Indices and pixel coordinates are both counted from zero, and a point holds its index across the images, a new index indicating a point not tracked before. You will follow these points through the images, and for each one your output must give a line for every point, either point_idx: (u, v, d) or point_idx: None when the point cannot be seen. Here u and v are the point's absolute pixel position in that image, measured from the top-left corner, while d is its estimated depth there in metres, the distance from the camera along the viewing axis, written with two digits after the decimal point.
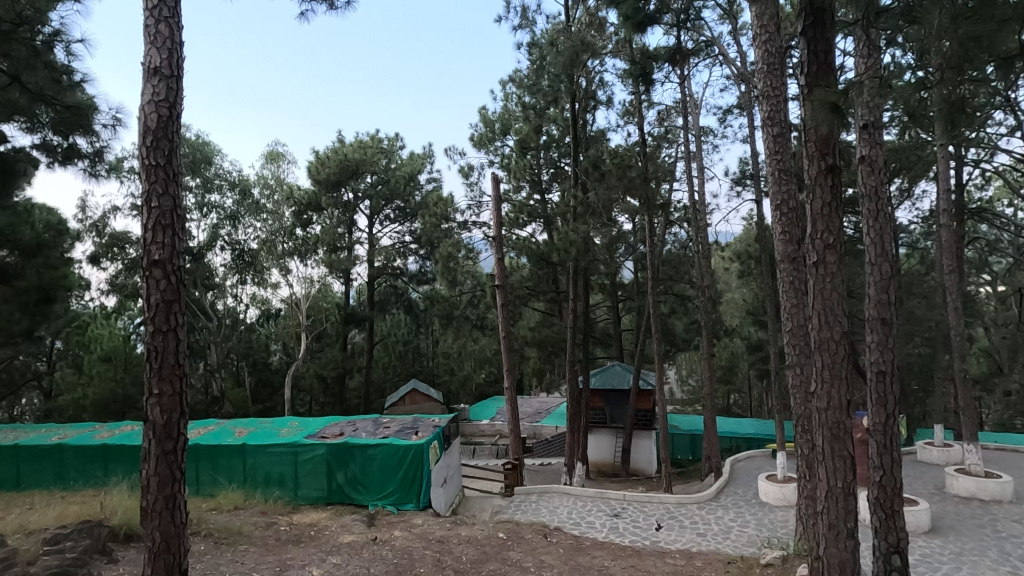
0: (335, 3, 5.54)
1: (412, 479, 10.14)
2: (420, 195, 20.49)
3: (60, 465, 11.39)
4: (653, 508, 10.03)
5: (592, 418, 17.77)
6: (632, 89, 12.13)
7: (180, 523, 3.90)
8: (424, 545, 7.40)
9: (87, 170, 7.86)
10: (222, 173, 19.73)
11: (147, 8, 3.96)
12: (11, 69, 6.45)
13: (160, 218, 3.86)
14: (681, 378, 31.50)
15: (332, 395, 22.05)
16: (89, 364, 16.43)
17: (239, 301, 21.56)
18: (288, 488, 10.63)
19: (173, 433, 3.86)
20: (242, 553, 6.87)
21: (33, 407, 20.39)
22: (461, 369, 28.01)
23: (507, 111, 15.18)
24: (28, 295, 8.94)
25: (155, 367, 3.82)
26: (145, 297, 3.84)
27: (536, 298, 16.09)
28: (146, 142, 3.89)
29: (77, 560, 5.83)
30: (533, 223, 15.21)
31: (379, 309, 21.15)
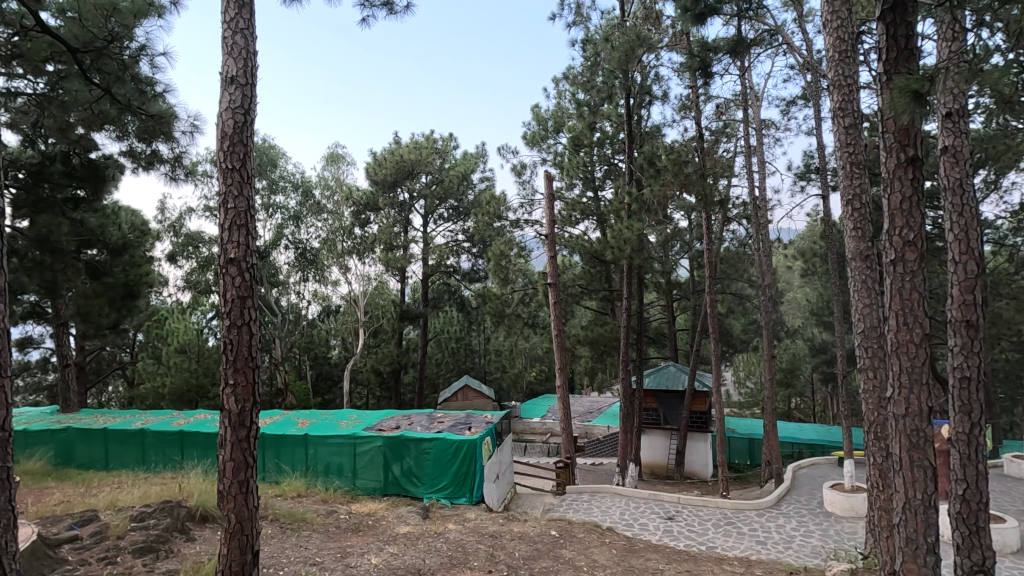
0: (394, 7, 5.68)
1: (466, 473, 10.32)
2: (473, 194, 20.71)
3: (143, 448, 12.29)
4: (709, 513, 9.76)
5: (645, 419, 17.50)
6: (689, 83, 11.76)
7: (252, 507, 4.12)
8: (478, 539, 7.52)
9: (167, 174, 8.45)
10: (286, 175, 20.63)
11: (225, 21, 4.21)
12: (102, 83, 6.91)
13: (235, 218, 4.09)
14: (739, 380, 30.50)
15: (388, 389, 22.73)
16: (166, 356, 17.55)
17: (302, 298, 22.48)
18: (348, 478, 11.03)
19: (246, 421, 4.08)
20: (305, 538, 7.20)
21: (118, 393, 22.06)
22: (512, 367, 28.19)
23: (561, 109, 15.15)
24: (116, 291, 9.69)
25: (230, 359, 4.06)
26: (221, 293, 4.08)
27: (589, 297, 15.95)
28: (223, 147, 4.12)
29: (160, 537, 6.25)
30: (586, 221, 15.08)
31: (433, 306, 21.64)
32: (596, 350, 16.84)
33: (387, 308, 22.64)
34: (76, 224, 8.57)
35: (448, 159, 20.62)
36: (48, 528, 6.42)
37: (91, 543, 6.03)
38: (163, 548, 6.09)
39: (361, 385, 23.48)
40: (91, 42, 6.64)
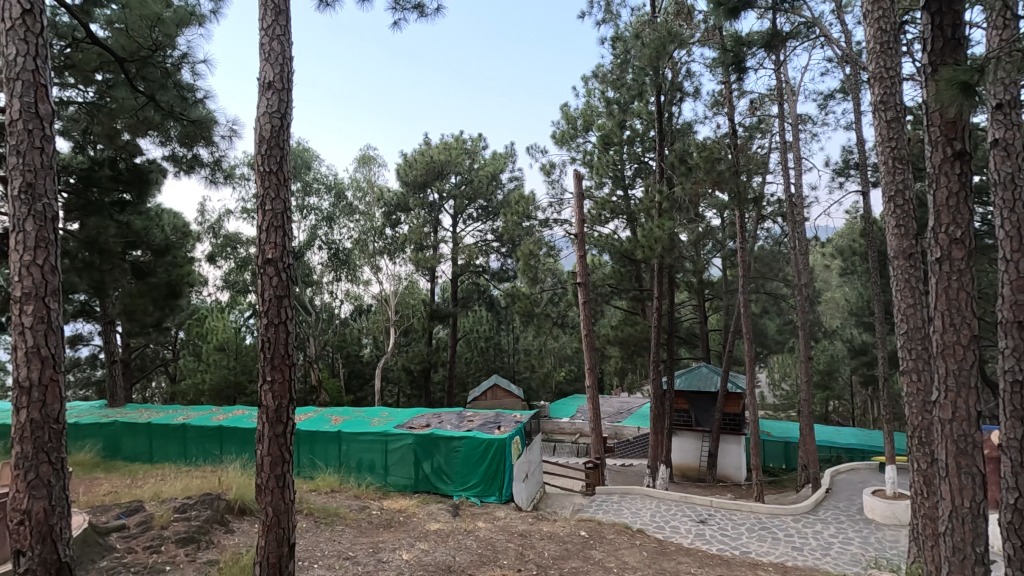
0: (425, 10, 5.75)
1: (495, 472, 10.37)
2: (502, 193, 20.76)
3: (184, 443, 12.74)
4: (742, 517, 9.56)
5: (676, 420, 17.24)
6: (721, 78, 11.54)
7: (288, 500, 4.24)
8: (507, 538, 7.55)
9: (207, 177, 8.74)
10: (319, 177, 21.08)
11: (262, 28, 4.32)
12: (147, 90, 7.26)
13: (272, 220, 4.21)
14: (774, 382, 29.80)
15: (418, 387, 23.00)
16: (206, 353, 18.14)
17: (335, 297, 22.91)
18: (379, 475, 11.21)
19: (283, 417, 4.19)
20: (339, 532, 7.36)
21: (161, 389, 22.92)
22: (541, 366, 28.18)
23: (590, 107, 15.05)
24: (158, 291, 10.09)
25: (268, 357, 4.18)
26: (259, 293, 4.20)
27: (619, 297, 15.81)
28: (260, 151, 4.24)
29: (201, 528, 6.47)
30: (616, 220, 14.93)
31: (462, 305, 21.79)
32: (626, 350, 16.69)
33: (417, 307, 22.90)
34: (123, 226, 8.87)
35: (478, 159, 20.72)
36: (97, 517, 6.71)
37: (138, 532, 6.30)
38: (204, 538, 6.31)
39: (392, 383, 23.82)
40: (137, 52, 6.95)
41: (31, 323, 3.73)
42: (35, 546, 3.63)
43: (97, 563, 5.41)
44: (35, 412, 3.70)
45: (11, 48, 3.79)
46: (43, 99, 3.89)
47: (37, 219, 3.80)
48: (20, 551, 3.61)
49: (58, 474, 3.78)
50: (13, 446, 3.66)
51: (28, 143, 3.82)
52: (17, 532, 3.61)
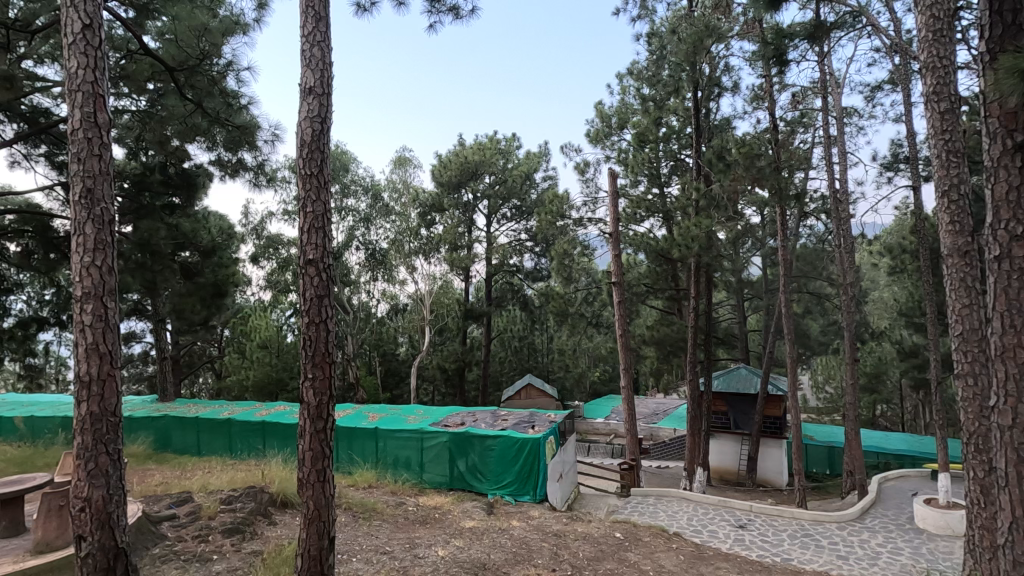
0: (460, 12, 5.80)
1: (530, 472, 10.38)
2: (536, 193, 20.76)
3: (230, 437, 13.22)
4: (784, 523, 9.29)
5: (714, 422, 16.90)
6: (762, 72, 11.23)
7: (329, 495, 4.34)
8: (542, 537, 7.55)
9: (251, 181, 9.04)
10: (357, 179, 21.50)
11: (303, 35, 4.44)
12: (195, 98, 7.62)
13: (313, 221, 4.32)
14: (817, 385, 28.82)
15: (452, 386, 23.21)
16: (250, 351, 18.78)
17: (372, 297, 23.35)
18: (415, 472, 11.38)
19: (323, 414, 4.30)
20: (376, 527, 7.52)
21: (207, 384, 23.82)
22: (575, 366, 28.04)
23: (625, 105, 14.89)
24: (206, 290, 10.45)
25: (309, 354, 4.29)
26: (301, 292, 4.33)
27: (654, 297, 15.58)
28: (302, 154, 4.36)
29: (246, 519, 6.70)
30: (651, 218, 14.71)
31: (496, 305, 21.88)
32: (662, 351, 16.43)
33: (452, 307, 23.13)
34: (173, 228, 9.34)
35: (512, 159, 20.75)
36: (151, 506, 7.05)
37: (187, 521, 6.57)
38: (248, 529, 6.53)
39: (427, 382, 24.13)
40: (186, 61, 7.28)
41: (90, 321, 3.94)
42: (95, 532, 3.84)
43: (150, 549, 5.67)
44: (94, 405, 3.91)
45: (73, 61, 4.02)
46: (101, 109, 4.10)
47: (96, 222, 4.02)
48: (80, 536, 3.84)
49: (115, 464, 3.99)
50: (75, 438, 3.88)
51: (87, 150, 4.03)
52: (78, 519, 3.84)
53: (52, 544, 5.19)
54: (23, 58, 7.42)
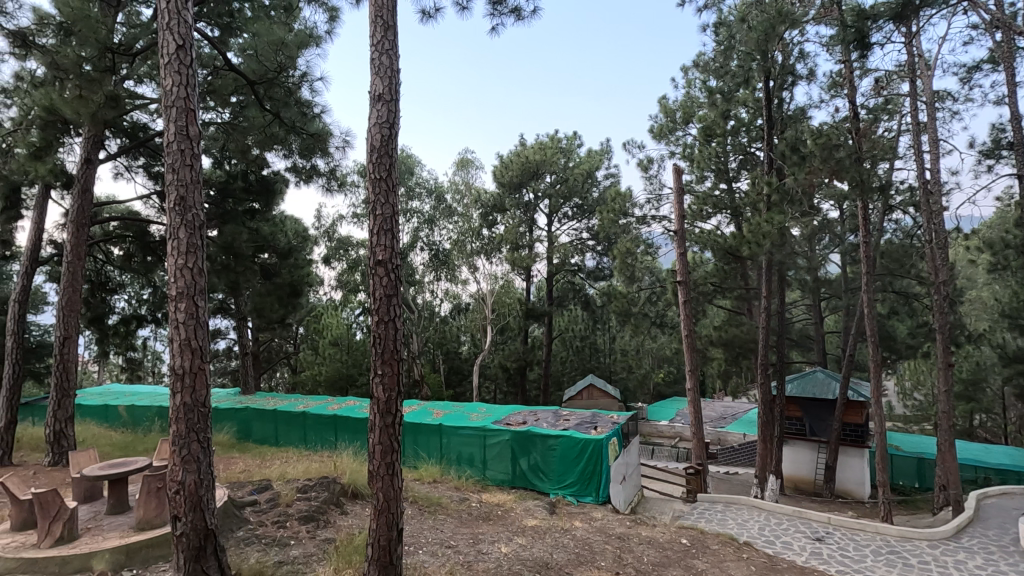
0: (522, 13, 5.83)
1: (592, 473, 10.29)
2: (598, 191, 20.53)
3: (304, 429, 13.94)
4: (867, 538, 8.70)
5: (788, 429, 16.12)
6: (841, 57, 10.55)
7: (397, 488, 4.48)
8: (605, 539, 7.47)
9: (324, 186, 9.50)
10: (421, 182, 22.06)
11: (373, 44, 4.62)
12: (273, 108, 8.12)
13: (382, 223, 4.47)
14: (904, 392, 26.78)
15: (514, 385, 23.36)
16: (322, 347, 19.75)
17: (435, 296, 23.91)
18: (478, 468, 11.55)
19: (392, 409, 4.44)
20: (441, 521, 7.70)
21: (284, 379, 25.22)
22: (639, 367, 27.51)
23: (691, 99, 14.45)
24: (283, 289, 11.10)
25: (378, 351, 4.46)
26: (371, 292, 4.49)
27: (722, 296, 15.00)
28: (372, 159, 4.53)
29: (320, 508, 7.05)
30: (719, 215, 14.17)
31: (558, 304, 21.82)
32: (731, 353, 15.80)
33: (513, 306, 23.30)
34: (253, 232, 10.01)
35: (573, 157, 20.61)
36: (235, 491, 7.57)
37: (267, 507, 6.99)
38: (322, 517, 6.86)
39: (489, 380, 24.41)
40: (265, 74, 7.76)
41: (184, 319, 4.28)
42: (188, 513, 4.17)
43: (235, 532, 6.08)
44: (187, 396, 4.24)
45: (169, 79, 4.37)
46: (193, 122, 4.44)
47: (188, 227, 4.35)
48: (176, 516, 4.18)
49: (205, 451, 4.31)
50: (171, 426, 4.23)
51: (180, 161, 4.37)
52: (174, 500, 4.18)
53: (152, 522, 5.67)
54: (126, 79, 8.17)
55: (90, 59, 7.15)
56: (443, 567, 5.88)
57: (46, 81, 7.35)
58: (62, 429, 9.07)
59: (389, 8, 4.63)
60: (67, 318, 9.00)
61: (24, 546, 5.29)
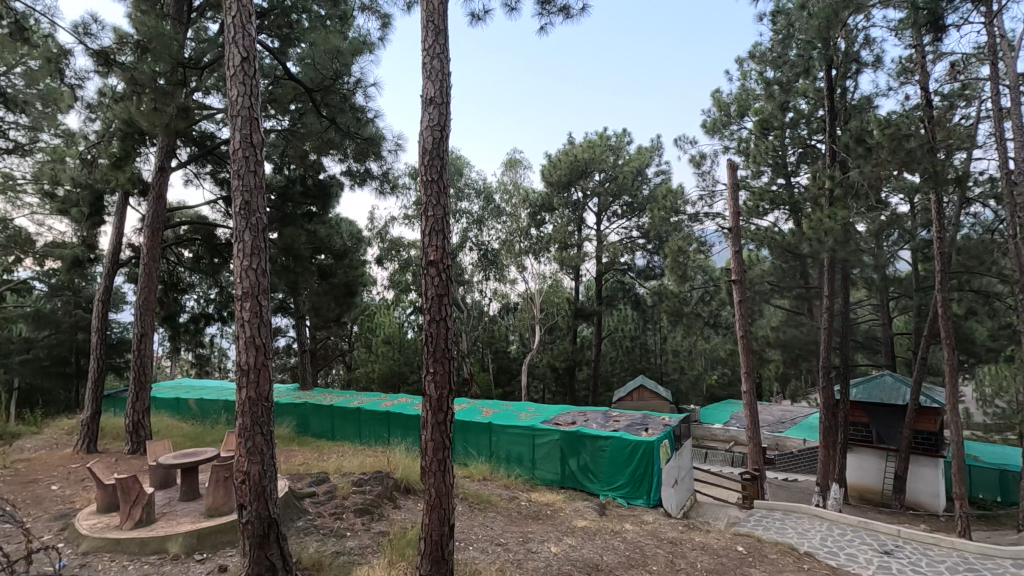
0: (570, 11, 5.80)
1: (643, 475, 10.13)
2: (648, 189, 20.18)
3: (359, 424, 14.39)
4: (941, 553, 8.15)
5: (852, 435, 15.30)
6: (911, 41, 9.94)
7: (449, 484, 4.55)
8: (657, 543, 7.34)
9: (377, 189, 9.77)
10: (470, 183, 22.31)
11: (425, 48, 4.71)
12: (329, 114, 8.42)
13: (433, 224, 4.56)
14: (984, 399, 24.93)
15: (563, 385, 23.27)
16: (375, 345, 20.35)
17: (484, 296, 24.13)
18: (527, 467, 11.58)
19: (443, 407, 4.51)
20: (491, 519, 7.77)
21: (339, 376, 26.10)
22: (691, 368, 26.84)
23: (747, 91, 13.97)
24: (339, 289, 11.51)
25: (431, 349, 4.54)
26: (423, 291, 4.59)
27: (780, 296, 14.42)
28: (424, 161, 4.62)
29: (374, 501, 7.27)
30: (776, 211, 13.64)
31: (607, 304, 21.59)
32: (789, 354, 15.17)
33: (562, 306, 23.22)
34: (311, 234, 10.42)
35: (623, 155, 20.29)
36: (295, 483, 7.91)
37: (325, 499, 7.27)
38: (376, 511, 7.07)
39: (537, 379, 24.43)
40: (322, 82, 8.05)
41: (249, 317, 4.50)
42: (253, 502, 4.40)
43: (296, 521, 6.37)
44: (251, 391, 4.47)
45: (235, 90, 4.61)
46: (256, 130, 4.67)
47: (252, 230, 4.58)
48: (242, 505, 4.41)
49: (269, 444, 4.53)
50: (237, 419, 4.46)
51: (245, 167, 4.60)
52: (240, 489, 4.42)
53: (220, 509, 6.01)
54: (195, 92, 8.68)
55: (163, 73, 7.61)
56: (494, 563, 5.94)
57: (125, 96, 7.88)
58: (140, 419, 9.73)
59: (441, 13, 4.71)
60: (144, 317, 9.65)
61: (108, 527, 5.73)
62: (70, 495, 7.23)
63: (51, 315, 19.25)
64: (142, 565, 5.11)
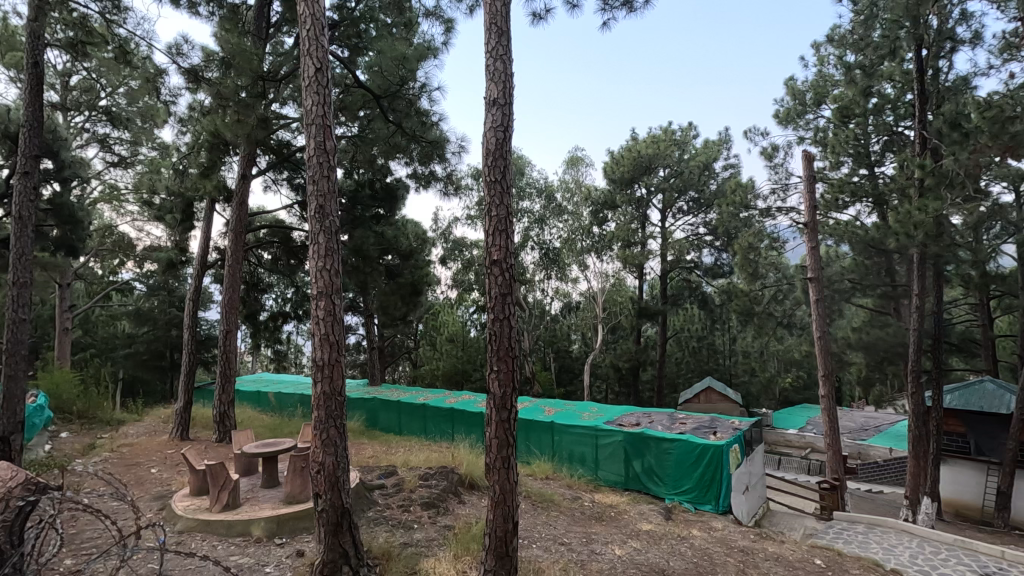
0: (633, 5, 5.70)
1: (711, 480, 9.80)
2: (716, 183, 19.46)
3: (424, 420, 14.78)
4: None
5: (947, 446, 14.13)
6: (1016, 14, 9.02)
7: (513, 482, 4.59)
8: (726, 552, 7.08)
9: (442, 190, 10.00)
10: (531, 182, 22.33)
11: (487, 51, 4.77)
12: (396, 120, 8.68)
13: (496, 224, 4.60)
14: None
15: (626, 385, 22.88)
16: (440, 343, 20.83)
17: (546, 295, 24.11)
18: (590, 468, 11.48)
19: (506, 405, 4.56)
20: (554, 518, 7.77)
21: (405, 372, 26.91)
22: (763, 371, 25.64)
23: (824, 78, 13.17)
24: (405, 288, 11.84)
25: (494, 348, 4.59)
26: (486, 290, 4.65)
27: (862, 295, 13.48)
28: (487, 163, 4.68)
29: (440, 495, 7.44)
30: (858, 204, 12.77)
31: (672, 303, 21.00)
32: (873, 357, 14.16)
33: (625, 305, 22.79)
34: (379, 236, 10.82)
35: (688, 149, 19.67)
36: (366, 474, 8.25)
37: (394, 491, 7.53)
38: (442, 505, 7.24)
39: (600, 379, 24.16)
40: (389, 88, 8.31)
41: (323, 315, 4.74)
42: (327, 491, 4.62)
43: (367, 512, 6.63)
44: (326, 385, 4.70)
45: (310, 99, 4.86)
46: (329, 137, 4.90)
47: (326, 232, 4.81)
48: (318, 493, 4.65)
49: (341, 437, 4.74)
50: (313, 412, 4.71)
51: (319, 173, 4.84)
52: (316, 479, 4.66)
53: (297, 497, 6.35)
54: (273, 103, 9.23)
55: (245, 87, 8.10)
56: (557, 563, 5.94)
57: (211, 109, 8.49)
58: (226, 410, 10.45)
59: (503, 15, 4.76)
60: (228, 315, 10.35)
61: (200, 509, 6.21)
62: (166, 478, 7.88)
63: (149, 313, 21.04)
64: (229, 546, 5.49)
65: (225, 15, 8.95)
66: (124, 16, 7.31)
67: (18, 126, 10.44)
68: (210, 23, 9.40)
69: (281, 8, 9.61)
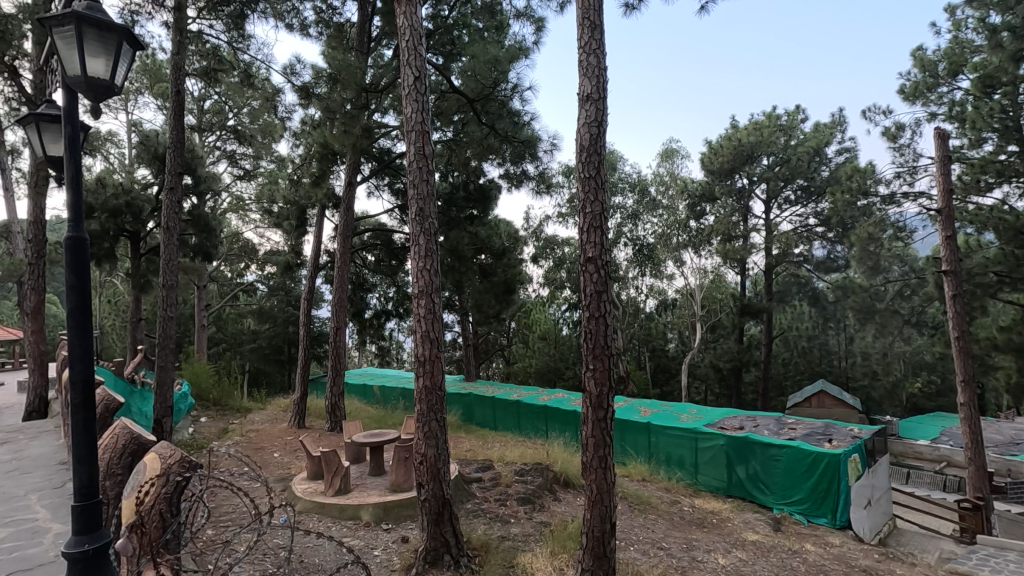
0: None
1: (827, 491, 9.07)
2: (828, 170, 17.93)
3: (518, 416, 14.98)
4: None
5: None
6: None
7: (610, 482, 4.52)
8: (845, 570, 6.52)
9: (534, 189, 10.08)
10: (624, 177, 21.74)
11: (581, 46, 4.70)
12: (488, 122, 8.80)
13: (591, 220, 4.54)
14: None
15: (728, 387, 21.75)
16: (532, 341, 21.03)
17: (640, 292, 23.48)
18: (689, 471, 11.02)
19: (603, 404, 4.49)
20: (652, 521, 7.55)
21: (498, 369, 27.42)
22: (886, 374, 23.20)
23: (961, 44, 11.65)
24: (499, 286, 12.06)
25: (588, 346, 4.55)
26: (581, 287, 4.60)
27: (1012, 289, 11.77)
28: (581, 159, 4.62)
29: (535, 492, 7.51)
30: (1004, 186, 11.18)
31: (779, 299, 19.59)
32: None
33: (726, 302, 21.57)
34: (472, 236, 11.15)
35: (796, 135, 18.29)
36: (464, 467, 8.53)
37: (490, 485, 7.71)
38: (537, 501, 7.29)
39: (699, 380, 23.12)
40: (482, 91, 8.46)
41: (424, 313, 4.95)
42: (429, 482, 4.82)
43: (465, 504, 6.86)
44: (427, 380, 4.91)
45: (410, 107, 5.08)
46: (426, 142, 5.09)
47: (425, 233, 5.01)
48: (420, 483, 4.86)
49: (442, 430, 4.92)
50: (415, 406, 4.93)
51: (419, 177, 5.06)
52: (419, 469, 4.87)
53: (402, 486, 6.70)
54: (375, 113, 9.78)
55: (350, 99, 8.66)
56: (656, 567, 5.78)
57: (321, 121, 9.16)
58: (336, 402, 11.25)
59: (596, 8, 4.68)
60: (337, 312, 11.13)
61: (316, 491, 6.75)
62: (286, 462, 8.63)
63: (270, 311, 23.15)
64: (342, 528, 5.92)
65: (332, 34, 9.61)
66: (248, 43, 8.10)
67: (164, 147, 11.91)
68: (320, 42, 10.15)
69: (382, 22, 10.15)
